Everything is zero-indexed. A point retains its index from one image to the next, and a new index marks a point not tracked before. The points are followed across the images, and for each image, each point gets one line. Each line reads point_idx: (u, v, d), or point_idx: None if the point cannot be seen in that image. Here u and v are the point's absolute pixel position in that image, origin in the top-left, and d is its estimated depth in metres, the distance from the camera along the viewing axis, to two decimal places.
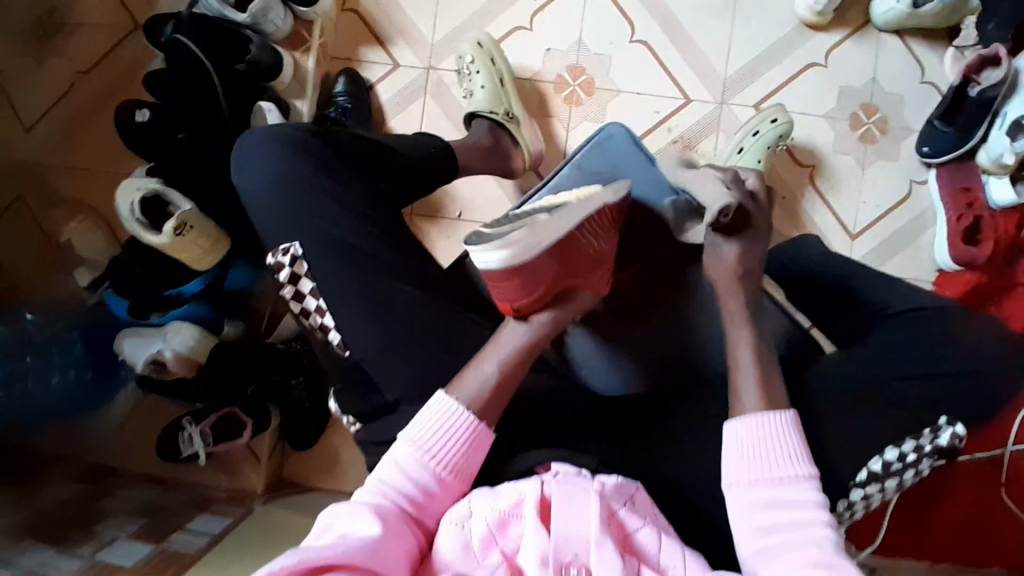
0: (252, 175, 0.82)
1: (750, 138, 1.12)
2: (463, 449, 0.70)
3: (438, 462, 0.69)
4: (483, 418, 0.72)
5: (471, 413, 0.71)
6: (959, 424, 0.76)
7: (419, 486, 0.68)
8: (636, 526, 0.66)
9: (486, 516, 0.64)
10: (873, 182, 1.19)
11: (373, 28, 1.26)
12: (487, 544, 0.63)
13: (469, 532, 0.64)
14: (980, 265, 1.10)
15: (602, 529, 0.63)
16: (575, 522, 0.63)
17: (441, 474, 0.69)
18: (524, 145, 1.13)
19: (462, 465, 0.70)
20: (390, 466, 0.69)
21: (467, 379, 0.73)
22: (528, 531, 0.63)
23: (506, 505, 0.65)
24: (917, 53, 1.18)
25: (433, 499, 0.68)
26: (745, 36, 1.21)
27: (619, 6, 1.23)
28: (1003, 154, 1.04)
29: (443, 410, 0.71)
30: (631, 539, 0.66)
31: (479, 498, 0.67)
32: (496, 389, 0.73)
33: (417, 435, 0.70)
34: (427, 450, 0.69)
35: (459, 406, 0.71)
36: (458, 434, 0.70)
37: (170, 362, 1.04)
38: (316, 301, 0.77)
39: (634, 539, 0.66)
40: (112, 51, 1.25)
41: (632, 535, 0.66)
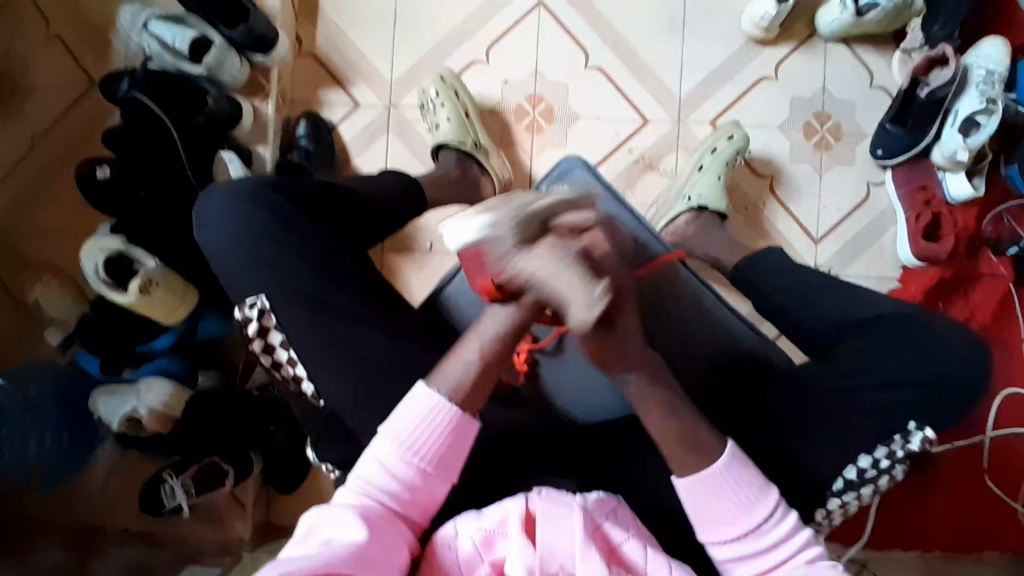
0: (215, 233, 0.80)
1: (711, 153, 1.16)
2: (446, 439, 0.68)
3: (419, 456, 0.67)
4: (465, 409, 0.69)
5: (453, 405, 0.68)
6: (928, 428, 0.77)
7: (402, 483, 0.67)
8: (621, 538, 0.67)
9: (472, 533, 0.66)
10: (832, 188, 1.22)
11: (330, 70, 1.27)
12: (473, 562, 0.64)
13: (456, 552, 0.66)
14: (942, 261, 1.14)
15: (585, 538, 0.64)
16: (558, 533, 0.64)
17: (422, 467, 0.67)
18: (493, 173, 1.15)
19: (444, 458, 0.68)
20: (370, 462, 0.67)
21: (446, 371, 0.70)
22: (513, 544, 0.64)
23: (491, 522, 0.66)
24: (863, 59, 1.22)
25: (417, 495, 0.67)
26: (696, 55, 1.24)
27: (572, 33, 1.25)
28: (957, 151, 1.08)
29: (424, 401, 0.68)
30: (619, 552, 0.66)
31: (464, 519, 0.68)
32: (477, 378, 0.70)
33: (395, 427, 0.68)
34: (409, 445, 0.67)
35: (440, 397, 0.68)
36: (440, 423, 0.68)
37: (145, 419, 1.03)
38: (287, 352, 0.76)
39: (620, 551, 0.66)
40: (68, 108, 1.24)
41: (618, 547, 0.66)
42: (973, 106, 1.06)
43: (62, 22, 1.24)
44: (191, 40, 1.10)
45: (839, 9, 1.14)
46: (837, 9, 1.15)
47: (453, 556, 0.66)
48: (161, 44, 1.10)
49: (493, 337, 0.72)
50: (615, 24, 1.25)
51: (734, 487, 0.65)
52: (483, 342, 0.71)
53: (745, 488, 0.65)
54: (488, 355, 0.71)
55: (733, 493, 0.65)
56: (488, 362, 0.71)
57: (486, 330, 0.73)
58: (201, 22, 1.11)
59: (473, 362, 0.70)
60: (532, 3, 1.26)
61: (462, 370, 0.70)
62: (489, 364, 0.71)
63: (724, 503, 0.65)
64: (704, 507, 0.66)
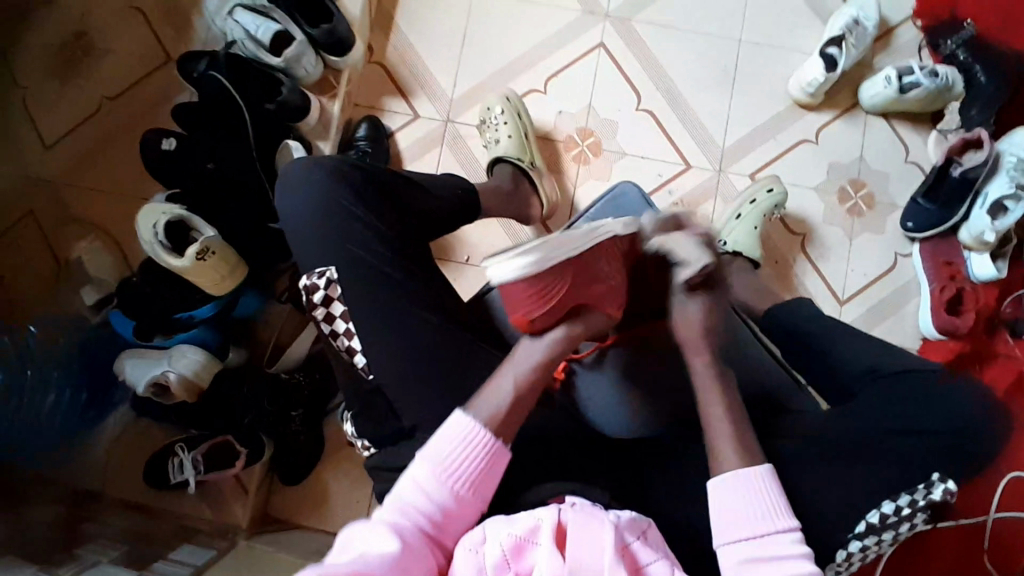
0: (291, 200, 0.88)
1: (750, 203, 1.21)
2: (481, 467, 0.73)
3: (454, 479, 0.72)
4: (500, 436, 0.74)
5: (488, 431, 0.73)
6: (951, 481, 0.79)
7: (437, 504, 0.70)
8: (647, 559, 0.68)
9: (502, 540, 0.65)
10: (860, 252, 1.27)
11: (396, 80, 1.33)
12: (500, 570, 0.64)
13: (482, 558, 0.66)
14: (961, 335, 1.17)
15: (615, 556, 0.65)
16: (589, 549, 0.65)
17: (458, 490, 0.71)
18: (542, 194, 1.20)
19: (477, 482, 0.72)
20: (407, 483, 0.71)
21: (485, 395, 0.76)
22: (543, 554, 0.64)
23: (522, 530, 0.65)
24: (902, 135, 1.28)
25: (450, 518, 0.70)
26: (742, 112, 1.30)
27: (627, 76, 1.32)
28: (984, 231, 1.14)
29: (462, 429, 0.73)
30: (643, 571, 0.67)
31: (493, 524, 0.68)
32: (511, 410, 0.75)
33: (434, 451, 0.73)
34: (445, 468, 0.72)
35: (476, 425, 0.73)
36: (475, 449, 0.73)
37: (173, 385, 1.05)
38: (345, 324, 0.82)
39: (645, 571, 0.67)
40: (140, 82, 1.29)
41: (643, 568, 0.67)
42: (1003, 191, 1.12)
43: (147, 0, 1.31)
44: (274, 32, 1.16)
45: (884, 84, 1.22)
46: (881, 85, 1.23)
47: (478, 561, 0.66)
48: (245, 31, 1.16)
49: (528, 367, 0.77)
50: (669, 74, 1.32)
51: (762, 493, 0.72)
52: (518, 372, 0.77)
53: (764, 496, 0.72)
54: (523, 387, 0.76)
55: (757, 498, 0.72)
56: (522, 394, 0.76)
57: (521, 361, 0.78)
58: (284, 18, 1.18)
59: (509, 391, 0.76)
60: (593, 43, 1.33)
61: (498, 402, 0.75)
62: (524, 395, 0.76)
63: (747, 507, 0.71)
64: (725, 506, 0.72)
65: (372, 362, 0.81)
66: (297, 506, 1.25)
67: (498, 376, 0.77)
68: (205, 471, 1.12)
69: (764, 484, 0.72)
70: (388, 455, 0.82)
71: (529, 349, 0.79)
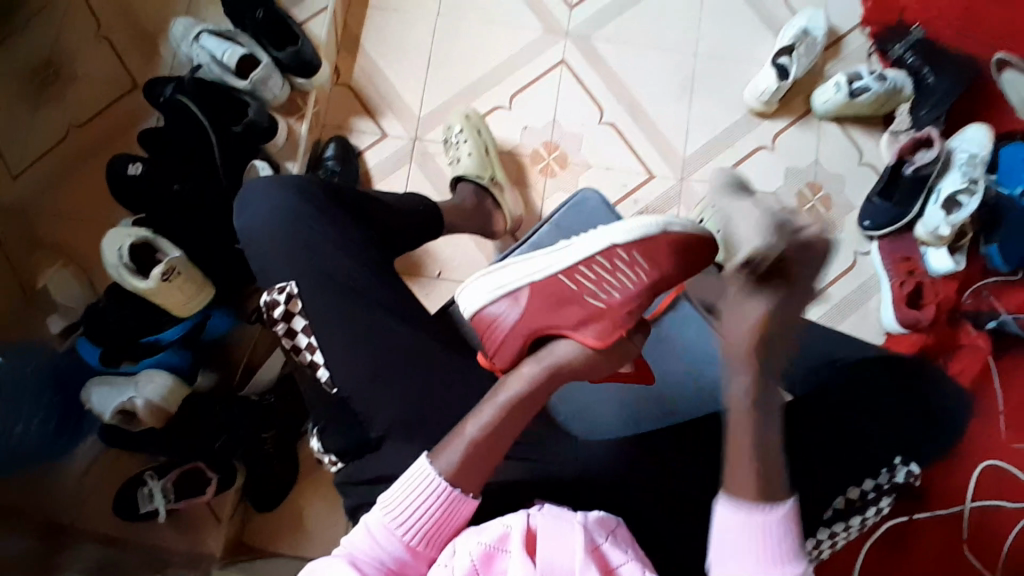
0: (255, 218, 0.89)
1: (711, 210, 1.24)
2: (435, 518, 0.71)
3: (411, 531, 0.70)
4: (457, 486, 0.71)
5: (444, 480, 0.71)
6: (914, 464, 0.83)
7: (390, 555, 0.70)
8: (619, 560, 0.67)
9: (471, 551, 0.66)
10: (821, 252, 1.30)
11: (363, 101, 1.36)
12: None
13: (451, 571, 0.66)
14: (923, 327, 1.21)
15: (586, 557, 0.65)
16: (558, 551, 0.65)
17: (411, 543, 0.70)
18: (505, 209, 1.21)
19: (437, 535, 0.71)
20: (362, 531, 0.71)
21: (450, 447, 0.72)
22: (514, 560, 0.65)
23: (491, 539, 0.67)
24: (856, 139, 1.33)
25: (405, 568, 0.70)
26: (701, 120, 1.35)
27: (588, 90, 1.36)
28: (939, 226, 1.18)
29: (417, 478, 0.71)
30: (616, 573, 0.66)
31: (463, 539, 0.69)
32: (473, 458, 0.72)
33: (388, 501, 0.71)
34: (396, 519, 0.70)
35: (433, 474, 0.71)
36: (434, 501, 0.70)
37: (140, 410, 1.05)
38: (308, 338, 0.83)
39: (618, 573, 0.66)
40: (107, 109, 1.30)
41: (615, 569, 0.67)
42: (956, 185, 1.16)
43: (113, 28, 1.32)
44: (240, 56, 1.19)
45: (834, 90, 1.28)
46: (831, 91, 1.28)
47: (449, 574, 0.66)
48: (212, 56, 1.19)
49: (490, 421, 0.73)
50: (629, 87, 1.36)
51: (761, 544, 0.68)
52: (482, 423, 0.73)
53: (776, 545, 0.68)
54: (483, 438, 0.72)
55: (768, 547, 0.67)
56: (494, 435, 0.72)
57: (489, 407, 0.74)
58: (251, 42, 1.21)
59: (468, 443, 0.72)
60: (554, 61, 1.37)
61: (466, 445, 0.72)
62: (498, 437, 0.73)
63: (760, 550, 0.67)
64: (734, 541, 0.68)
65: (340, 372, 0.81)
66: (276, 531, 1.23)
67: (462, 426, 0.73)
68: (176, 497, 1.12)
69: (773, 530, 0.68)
70: (358, 467, 0.82)
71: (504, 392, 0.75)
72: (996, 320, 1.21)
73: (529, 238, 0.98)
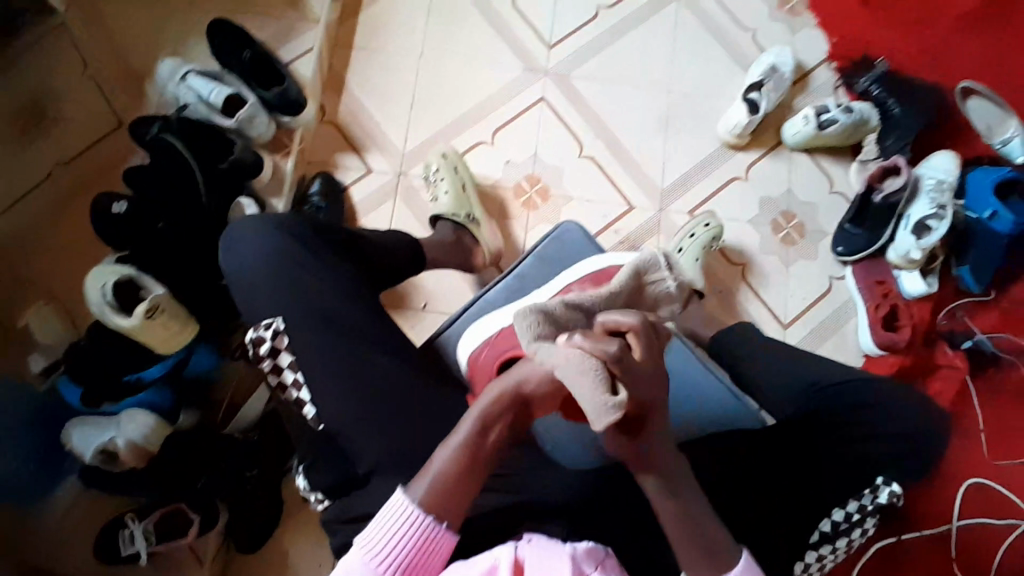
0: (241, 254, 0.90)
1: (690, 238, 1.27)
2: (415, 550, 0.68)
3: (390, 566, 0.67)
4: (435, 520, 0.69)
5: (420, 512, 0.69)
6: (895, 483, 0.84)
7: None
8: None
9: None
10: (797, 278, 1.34)
11: (348, 138, 1.39)
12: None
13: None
14: (902, 349, 1.24)
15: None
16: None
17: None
18: (483, 244, 1.24)
19: (418, 570, 0.68)
20: (342, 574, 0.67)
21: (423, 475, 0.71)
22: None
23: (481, 570, 0.67)
24: (826, 168, 1.38)
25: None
26: (678, 153, 1.39)
27: (568, 125, 1.40)
28: (910, 250, 1.23)
29: (395, 511, 0.69)
30: None
31: (453, 571, 0.69)
32: (447, 485, 0.70)
33: (366, 539, 0.69)
34: (376, 554, 0.68)
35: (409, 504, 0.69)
36: (414, 533, 0.68)
37: (122, 451, 1.04)
38: (294, 374, 0.84)
39: None
40: (93, 146, 1.31)
41: None
42: (924, 212, 1.22)
43: None
44: (226, 95, 1.21)
45: (803, 122, 1.33)
46: (801, 123, 1.33)
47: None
48: (199, 96, 1.22)
49: (456, 450, 0.71)
50: (607, 121, 1.40)
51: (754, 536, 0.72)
52: (449, 451, 0.71)
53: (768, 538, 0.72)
54: (451, 467, 0.71)
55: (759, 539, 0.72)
56: (464, 467, 0.71)
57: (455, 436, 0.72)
58: (237, 82, 1.24)
59: (438, 471, 0.71)
60: (534, 98, 1.41)
61: (437, 475, 0.71)
62: (468, 469, 0.71)
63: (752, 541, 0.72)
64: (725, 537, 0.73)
65: (328, 406, 0.82)
66: (260, 570, 1.21)
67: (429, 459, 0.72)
68: (158, 540, 1.11)
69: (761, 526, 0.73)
70: (346, 503, 0.82)
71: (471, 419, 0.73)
72: (971, 340, 1.26)
73: (513, 268, 1.01)
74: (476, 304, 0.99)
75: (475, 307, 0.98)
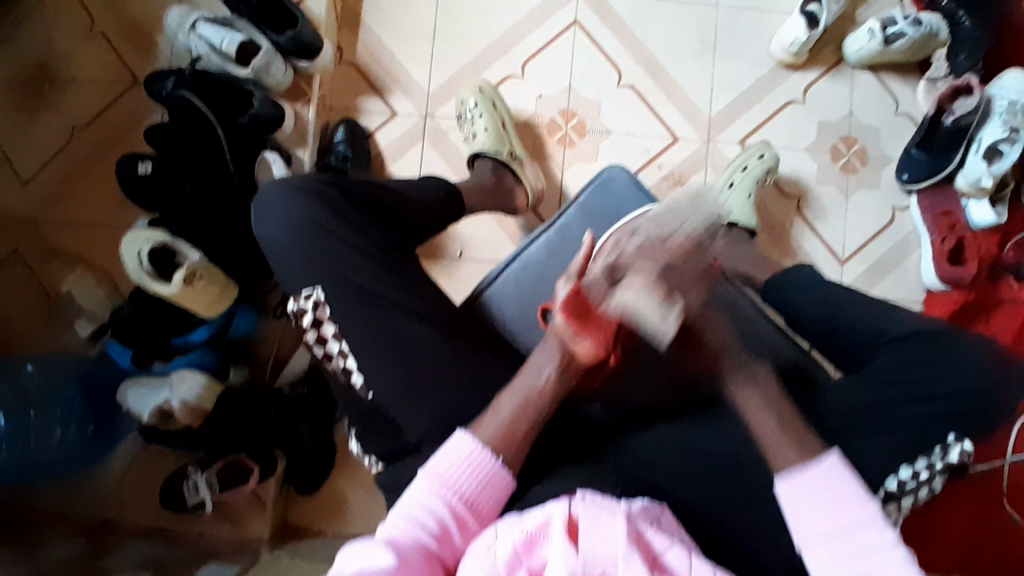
0: (271, 221, 0.86)
1: (742, 171, 1.18)
2: (480, 484, 0.71)
3: (455, 493, 0.70)
4: (498, 469, 0.73)
5: (482, 458, 0.72)
6: (966, 440, 0.80)
7: (438, 520, 0.68)
8: (664, 547, 0.64)
9: (513, 537, 0.63)
10: (858, 210, 1.25)
11: (370, 80, 1.30)
12: (512, 566, 0.62)
13: (494, 555, 0.63)
14: (966, 285, 1.15)
15: (630, 544, 0.62)
16: (601, 539, 0.62)
17: (457, 507, 0.69)
18: (526, 183, 1.16)
19: (480, 503, 0.71)
20: (409, 500, 0.69)
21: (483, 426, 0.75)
22: (556, 549, 0.61)
23: (533, 525, 0.64)
24: (891, 87, 1.26)
25: (449, 535, 0.68)
26: (725, 77, 1.27)
27: (604, 52, 1.29)
28: (981, 177, 1.11)
29: (462, 448, 0.72)
30: (660, 561, 0.63)
31: (505, 523, 0.65)
32: (508, 451, 0.74)
33: (434, 467, 0.71)
34: (445, 482, 0.70)
35: (474, 448, 0.72)
36: (481, 469, 0.72)
37: (178, 411, 1.06)
38: (339, 344, 0.81)
39: (662, 560, 0.63)
40: (110, 106, 1.27)
41: (660, 556, 0.63)
42: (997, 135, 1.10)
43: (108, 22, 1.28)
44: (239, 43, 1.14)
45: (867, 37, 1.19)
46: (864, 38, 1.19)
47: (491, 558, 0.63)
48: (209, 45, 1.14)
49: (509, 419, 0.75)
50: (647, 45, 1.29)
51: (829, 489, 0.66)
52: (501, 422, 0.75)
53: (836, 488, 0.66)
54: (505, 437, 0.74)
55: (833, 492, 0.66)
56: (526, 411, 0.76)
57: (504, 408, 0.76)
58: (248, 28, 1.16)
59: (492, 438, 0.74)
60: (567, 22, 1.30)
61: (503, 418, 0.75)
62: (529, 416, 0.76)
63: (827, 498, 0.66)
64: (803, 504, 0.67)
65: (373, 374, 0.79)
66: (314, 518, 1.22)
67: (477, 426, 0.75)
68: (221, 489, 1.13)
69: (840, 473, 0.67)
70: (397, 470, 0.80)
71: (517, 391, 0.77)
72: None
73: (555, 219, 0.95)
74: (518, 258, 0.95)
75: (517, 262, 0.94)
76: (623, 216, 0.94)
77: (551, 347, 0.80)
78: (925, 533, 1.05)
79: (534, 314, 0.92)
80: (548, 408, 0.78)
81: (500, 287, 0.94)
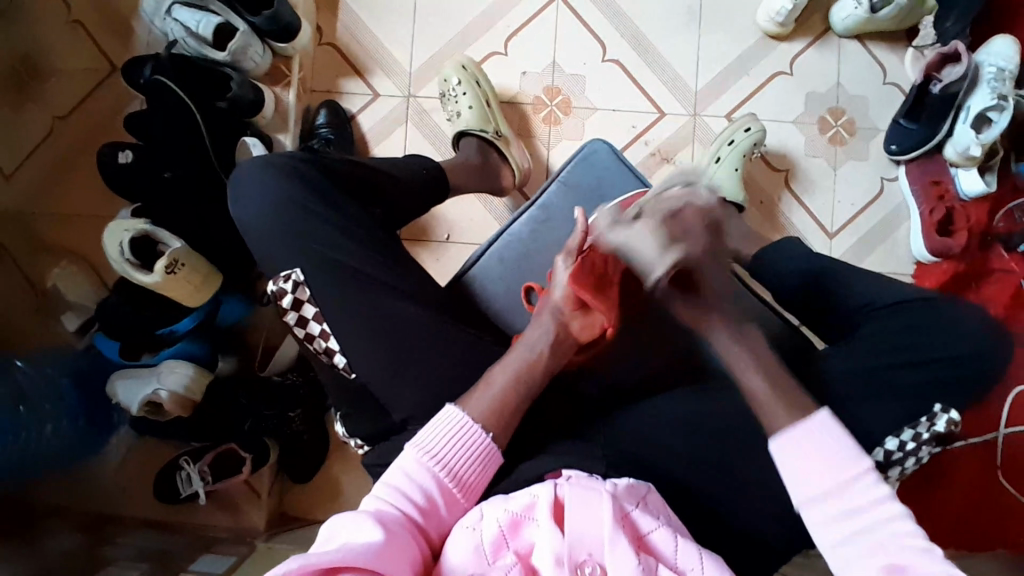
0: (249, 204, 0.85)
1: (729, 145, 1.17)
2: (467, 457, 0.71)
3: (442, 466, 0.70)
4: (491, 442, 0.73)
5: (473, 430, 0.73)
6: (953, 410, 0.79)
7: (424, 491, 0.68)
8: (649, 527, 0.64)
9: (498, 517, 0.63)
10: (846, 181, 1.24)
11: (351, 60, 1.29)
12: (498, 548, 0.62)
13: (480, 536, 0.63)
14: (956, 255, 1.15)
15: (615, 525, 0.62)
16: (587, 521, 0.62)
17: (443, 478, 0.69)
18: (513, 162, 1.15)
19: (466, 476, 0.71)
20: (396, 470, 0.69)
21: (471, 402, 0.75)
22: (542, 530, 0.62)
23: (518, 506, 0.64)
24: (878, 56, 1.24)
25: (437, 508, 0.68)
26: (712, 48, 1.26)
27: (589, 26, 1.27)
28: (969, 146, 1.11)
29: (450, 421, 0.73)
30: (645, 541, 0.64)
31: (491, 504, 0.66)
32: (496, 427, 0.74)
33: (421, 438, 0.71)
34: (431, 453, 0.70)
35: (464, 419, 0.73)
36: (468, 443, 0.72)
37: (166, 402, 1.04)
38: (320, 326, 0.80)
39: (648, 540, 0.64)
40: (89, 95, 1.26)
41: (645, 536, 0.64)
42: (984, 103, 1.09)
43: (84, 8, 1.26)
44: (215, 25, 1.11)
45: (854, 5, 1.17)
46: (851, 6, 1.17)
47: (476, 539, 0.63)
48: (186, 28, 1.12)
49: (497, 394, 0.75)
50: (632, 18, 1.26)
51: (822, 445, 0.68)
52: (489, 398, 0.75)
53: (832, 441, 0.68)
54: (488, 413, 0.74)
55: (827, 448, 0.68)
56: (512, 388, 0.76)
57: (490, 385, 0.76)
58: (225, 10, 1.13)
59: (479, 416, 0.74)
60: None
61: (495, 392, 0.75)
62: (516, 392, 0.76)
63: (822, 454, 0.67)
64: (797, 462, 0.68)
65: (359, 358, 0.79)
66: (309, 501, 1.23)
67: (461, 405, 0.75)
68: (214, 480, 1.13)
69: (831, 428, 0.69)
70: (383, 450, 0.80)
71: (503, 370, 0.77)
72: None
73: (538, 197, 0.94)
74: (501, 237, 0.94)
75: (500, 242, 0.93)
76: (606, 191, 0.93)
77: (546, 324, 0.81)
78: (917, 510, 1.07)
79: (519, 293, 0.92)
80: (536, 386, 0.78)
81: (485, 267, 0.93)
